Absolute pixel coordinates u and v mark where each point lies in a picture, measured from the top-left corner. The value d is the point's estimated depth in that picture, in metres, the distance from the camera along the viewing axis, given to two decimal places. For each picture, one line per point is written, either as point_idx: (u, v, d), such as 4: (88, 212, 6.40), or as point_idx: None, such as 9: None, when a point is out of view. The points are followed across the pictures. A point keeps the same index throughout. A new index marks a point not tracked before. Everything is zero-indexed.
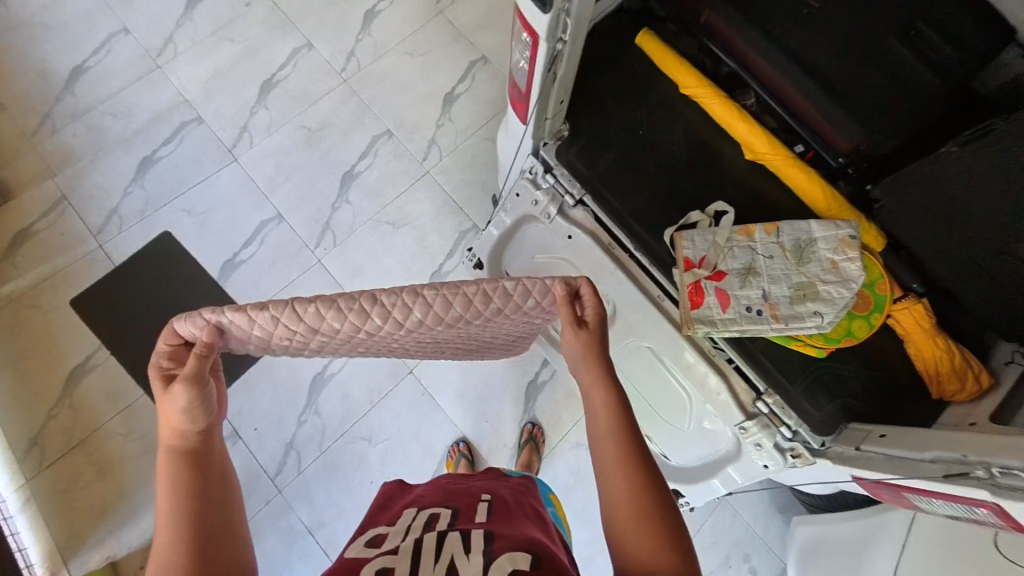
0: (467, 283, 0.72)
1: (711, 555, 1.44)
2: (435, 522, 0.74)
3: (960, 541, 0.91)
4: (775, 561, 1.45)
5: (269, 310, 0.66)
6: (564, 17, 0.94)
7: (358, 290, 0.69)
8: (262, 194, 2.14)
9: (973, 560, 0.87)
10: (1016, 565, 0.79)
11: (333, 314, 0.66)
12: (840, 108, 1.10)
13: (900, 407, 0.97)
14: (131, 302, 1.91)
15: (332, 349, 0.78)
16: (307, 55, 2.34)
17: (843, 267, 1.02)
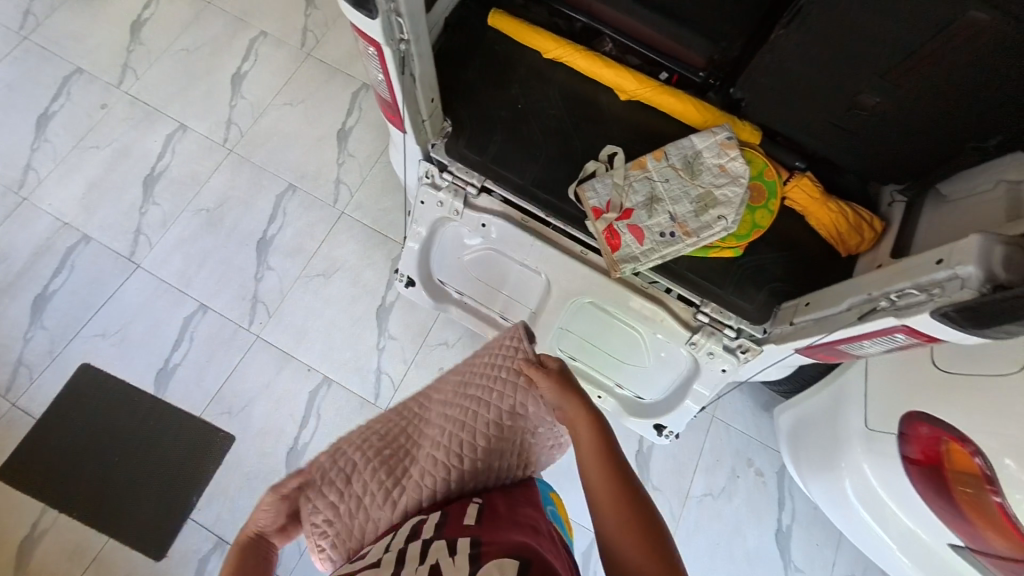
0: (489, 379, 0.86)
1: (718, 471, 1.52)
2: (422, 526, 0.69)
3: (909, 368, 1.08)
4: (774, 457, 1.55)
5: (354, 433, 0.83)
6: (395, 16, 0.87)
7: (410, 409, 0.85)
8: (178, 290, 2.03)
9: (920, 378, 1.05)
10: (951, 373, 0.99)
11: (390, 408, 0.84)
12: (685, 28, 1.15)
13: (821, 275, 1.10)
14: (67, 449, 1.82)
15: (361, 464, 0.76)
16: (184, 137, 2.24)
17: (730, 167, 1.11)
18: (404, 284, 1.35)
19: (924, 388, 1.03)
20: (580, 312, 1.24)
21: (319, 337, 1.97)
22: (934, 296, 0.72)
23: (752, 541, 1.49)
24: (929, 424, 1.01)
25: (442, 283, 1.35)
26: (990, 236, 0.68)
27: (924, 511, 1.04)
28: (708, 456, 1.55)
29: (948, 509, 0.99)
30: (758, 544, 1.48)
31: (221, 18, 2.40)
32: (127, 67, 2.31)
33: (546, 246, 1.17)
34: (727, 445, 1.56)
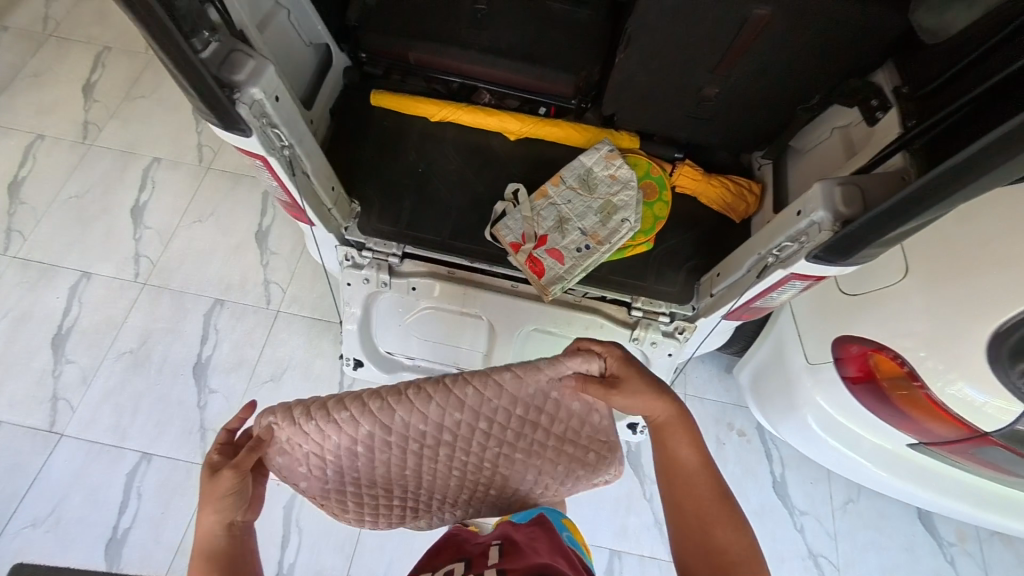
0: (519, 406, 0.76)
1: None
2: None
3: (828, 296, 1.28)
4: (749, 416, 1.64)
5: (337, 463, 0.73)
6: (274, 127, 0.85)
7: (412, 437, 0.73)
8: (114, 447, 1.85)
9: (834, 305, 1.26)
10: (856, 294, 1.22)
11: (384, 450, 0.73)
12: (546, 67, 1.26)
13: (724, 244, 1.24)
14: None
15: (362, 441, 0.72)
16: (89, 284, 2.11)
17: (619, 174, 1.22)
18: (352, 367, 1.34)
19: (840, 311, 1.24)
20: (528, 340, 1.27)
21: None
22: (803, 243, 0.82)
23: (755, 500, 1.53)
24: (857, 344, 1.20)
25: (391, 353, 1.33)
26: (828, 181, 0.78)
27: (865, 414, 1.26)
28: None
29: (886, 408, 1.22)
30: (761, 501, 1.53)
31: (108, 156, 2.35)
32: (11, 231, 2.18)
33: (481, 291, 1.21)
34: (706, 416, 1.63)
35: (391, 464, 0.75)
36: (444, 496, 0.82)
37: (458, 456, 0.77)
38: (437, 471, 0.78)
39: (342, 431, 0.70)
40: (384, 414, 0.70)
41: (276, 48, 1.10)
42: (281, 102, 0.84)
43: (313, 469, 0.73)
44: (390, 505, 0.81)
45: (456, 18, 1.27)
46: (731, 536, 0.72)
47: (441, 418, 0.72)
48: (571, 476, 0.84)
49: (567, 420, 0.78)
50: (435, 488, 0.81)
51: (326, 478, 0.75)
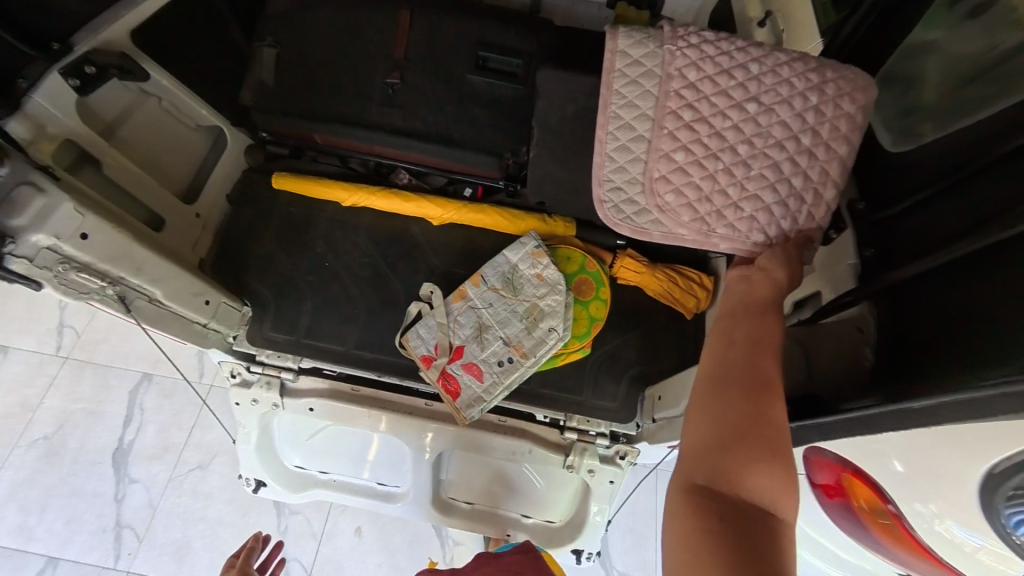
0: (714, 189, 0.66)
1: None
2: None
3: None
4: None
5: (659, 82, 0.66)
6: (82, 268, 0.71)
7: (662, 116, 0.66)
8: (18, 552, 1.65)
9: None
10: None
11: (660, 114, 0.67)
12: (466, 150, 1.13)
13: (674, 346, 1.08)
14: None
15: (671, 86, 0.65)
16: (5, 360, 1.90)
17: (547, 274, 1.07)
18: (253, 488, 1.15)
19: None
20: (453, 459, 1.10)
21: (207, 546, 1.64)
22: None
23: None
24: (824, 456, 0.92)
25: (302, 468, 1.15)
26: None
27: (829, 523, 1.05)
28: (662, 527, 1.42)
29: (858, 530, 0.98)
30: None
31: None
32: None
33: (387, 413, 1.02)
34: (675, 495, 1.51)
35: (707, 57, 0.65)
36: (661, 121, 0.66)
37: (720, 116, 0.65)
38: (644, 161, 0.69)
39: (682, 44, 0.65)
40: (703, 68, 0.65)
41: (146, 140, 1.04)
42: (91, 238, 0.71)
43: (673, 66, 0.65)
44: (648, 116, 0.67)
45: (366, 97, 1.14)
46: (776, 427, 0.53)
47: (812, 90, 0.63)
48: (671, 203, 0.68)
49: (800, 215, 0.66)
50: (666, 103, 0.66)
51: (637, 77, 0.67)
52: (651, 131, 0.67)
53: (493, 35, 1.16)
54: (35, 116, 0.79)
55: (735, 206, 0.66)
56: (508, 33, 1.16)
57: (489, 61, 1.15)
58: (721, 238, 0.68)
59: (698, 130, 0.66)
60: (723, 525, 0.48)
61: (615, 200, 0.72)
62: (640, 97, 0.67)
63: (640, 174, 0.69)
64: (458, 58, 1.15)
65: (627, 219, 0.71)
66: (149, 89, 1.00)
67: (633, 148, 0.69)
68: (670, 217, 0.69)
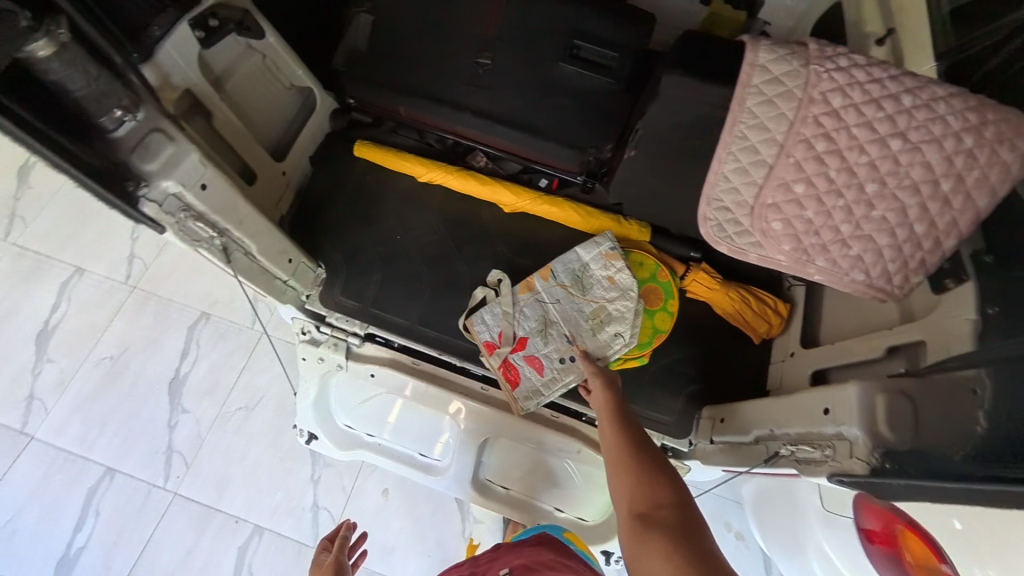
0: (824, 224, 0.63)
1: None
2: None
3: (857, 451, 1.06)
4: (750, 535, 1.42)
5: (796, 104, 0.62)
6: (196, 217, 0.74)
7: (791, 141, 0.62)
8: (80, 459, 1.80)
9: None
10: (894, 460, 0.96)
11: (790, 139, 0.62)
12: (549, 141, 1.11)
13: (733, 369, 1.06)
14: None
15: (807, 111, 0.61)
16: (79, 282, 2.03)
17: (618, 278, 1.07)
18: (305, 439, 1.17)
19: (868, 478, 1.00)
20: (496, 444, 1.13)
21: (245, 483, 1.75)
22: (826, 456, 0.62)
23: None
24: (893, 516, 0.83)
25: (350, 428, 1.17)
26: (867, 387, 0.59)
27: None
28: None
29: None
30: None
31: None
32: (14, 216, 2.11)
33: (444, 390, 1.08)
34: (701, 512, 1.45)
35: (856, 83, 0.60)
36: (789, 147, 0.62)
37: (857, 150, 0.61)
38: (756, 184, 0.66)
39: (828, 68, 0.61)
40: (848, 96, 0.60)
41: (244, 94, 1.03)
42: (209, 189, 0.73)
43: (814, 89, 0.61)
44: (776, 138, 0.63)
45: (456, 75, 1.13)
46: (646, 449, 0.71)
47: (968, 131, 0.58)
48: (776, 230, 0.66)
49: (918, 262, 0.62)
50: (801, 129, 0.62)
51: (773, 96, 0.63)
52: (775, 156, 0.64)
53: (590, 23, 1.12)
54: (162, 64, 0.81)
55: (840, 244, 0.64)
56: (607, 23, 1.12)
57: (582, 50, 1.12)
58: (819, 273, 0.66)
59: (829, 160, 0.61)
60: (654, 531, 0.59)
61: (719, 218, 0.70)
62: (774, 119, 0.63)
63: (748, 197, 0.66)
64: (552, 44, 1.12)
65: (727, 238, 0.70)
66: (257, 47, 1.00)
67: (752, 170, 0.65)
68: (772, 243, 0.67)
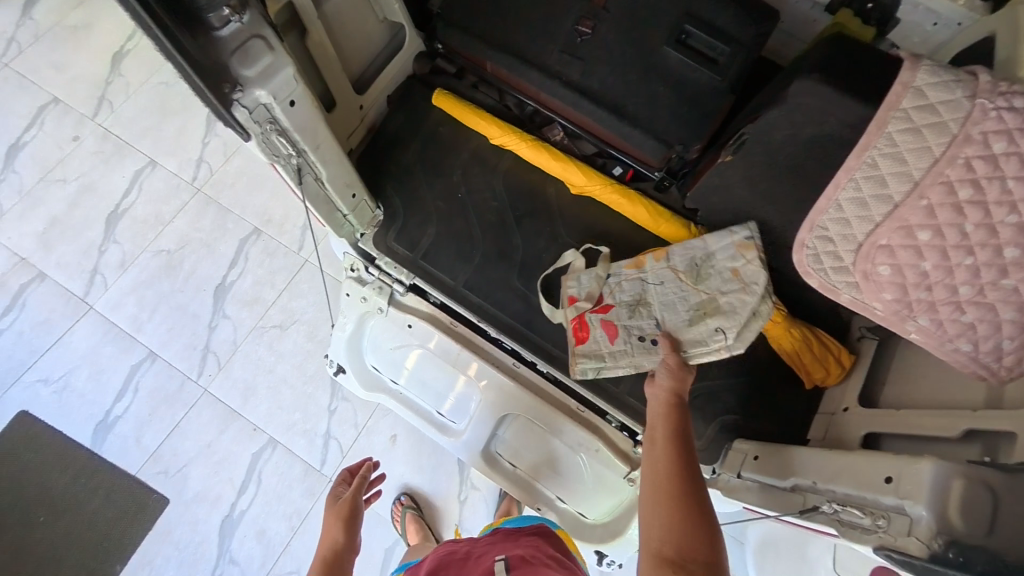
0: (944, 281, 0.56)
1: None
2: None
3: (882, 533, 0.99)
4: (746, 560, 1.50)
5: (947, 140, 0.53)
6: (280, 134, 0.74)
7: (931, 180, 0.54)
8: (129, 337, 1.95)
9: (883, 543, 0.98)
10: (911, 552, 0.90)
11: (931, 177, 0.54)
12: (635, 129, 1.02)
13: (773, 408, 1.03)
14: (16, 495, 1.82)
15: (959, 151, 0.52)
16: (152, 174, 2.13)
17: (744, 273, 0.98)
18: (333, 371, 1.20)
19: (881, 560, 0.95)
20: (513, 423, 1.13)
21: (268, 396, 1.85)
22: (873, 525, 0.58)
23: None
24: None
25: (376, 371, 1.19)
26: (943, 467, 0.54)
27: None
28: None
29: None
30: None
31: None
32: (103, 99, 2.22)
33: (475, 358, 1.09)
34: None
35: None
36: (924, 188, 0.54)
37: (1007, 207, 0.51)
38: (874, 220, 0.58)
39: (998, 104, 0.51)
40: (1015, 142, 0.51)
41: (340, 19, 1.00)
42: (297, 108, 0.73)
43: (972, 127, 0.52)
44: (912, 174, 0.55)
45: (551, 38, 1.06)
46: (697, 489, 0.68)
47: None
48: (882, 276, 0.59)
49: None
50: (945, 169, 0.53)
51: (921, 127, 0.54)
52: (904, 194, 0.56)
53: (706, 8, 1.02)
54: None
55: (954, 308, 0.56)
56: (726, 11, 1.01)
57: (690, 37, 1.02)
58: (917, 334, 0.59)
59: (973, 211, 0.53)
60: None
61: (818, 247, 0.63)
62: (915, 153, 0.55)
63: (860, 232, 0.60)
64: (661, 25, 1.03)
65: (822, 271, 0.64)
66: None
67: (873, 205, 0.58)
68: (873, 288, 0.60)
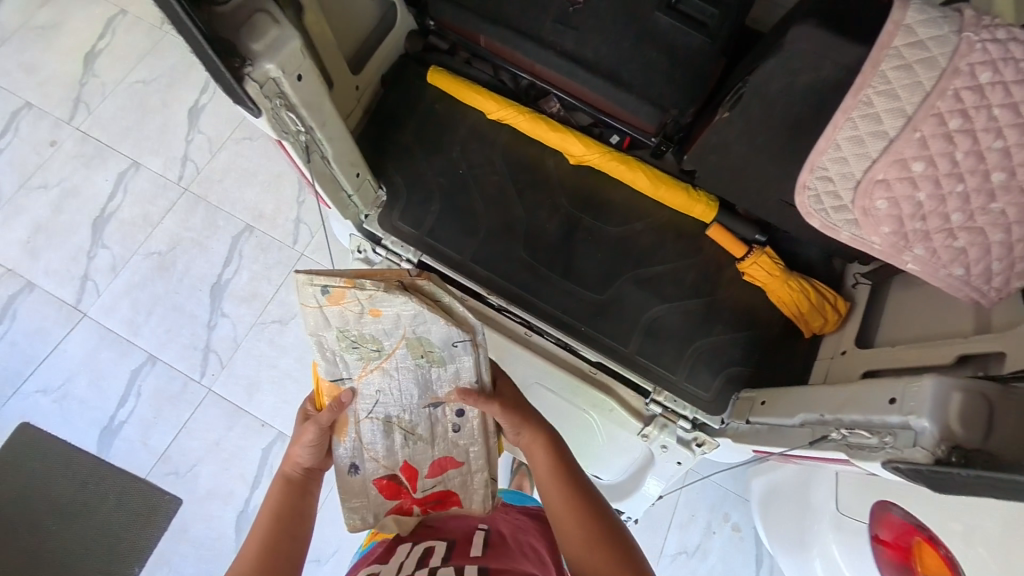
0: (938, 210, 0.60)
1: (693, 526, 1.57)
2: (431, 555, 0.80)
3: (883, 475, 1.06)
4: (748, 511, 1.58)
5: (934, 75, 0.55)
6: (288, 110, 0.74)
7: (924, 112, 0.56)
8: (126, 341, 1.92)
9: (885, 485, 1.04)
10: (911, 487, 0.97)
11: (923, 110, 0.56)
12: (630, 95, 1.04)
13: (775, 359, 1.07)
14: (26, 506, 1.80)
15: (947, 84, 0.55)
16: (136, 175, 2.09)
17: (379, 307, 0.75)
18: None
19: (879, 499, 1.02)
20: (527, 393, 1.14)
21: (273, 391, 1.86)
22: (884, 444, 0.62)
23: None
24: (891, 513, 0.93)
25: None
26: (944, 382, 0.59)
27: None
28: (683, 511, 1.58)
29: None
30: None
31: (180, 48, 2.22)
32: (79, 101, 2.16)
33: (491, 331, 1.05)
34: (702, 499, 1.59)
35: (1010, 58, 0.54)
36: (917, 121, 0.57)
37: (992, 134, 0.56)
38: (872, 156, 0.60)
39: (983, 36, 0.54)
40: (997, 72, 0.54)
41: None
42: (303, 82, 0.72)
43: (960, 60, 0.54)
44: (907, 108, 0.57)
45: (542, 9, 1.07)
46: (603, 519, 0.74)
47: None
48: (880, 210, 0.62)
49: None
50: (936, 102, 0.56)
51: (914, 61, 0.55)
52: (900, 129, 0.58)
53: None
54: None
55: (947, 235, 0.61)
56: None
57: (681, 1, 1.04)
58: (915, 264, 0.63)
59: (963, 140, 0.56)
60: None
61: (819, 188, 0.65)
62: (907, 88, 0.56)
63: (859, 170, 0.61)
64: None
65: (822, 212, 0.66)
66: None
67: (868, 142, 0.60)
68: (871, 223, 0.63)
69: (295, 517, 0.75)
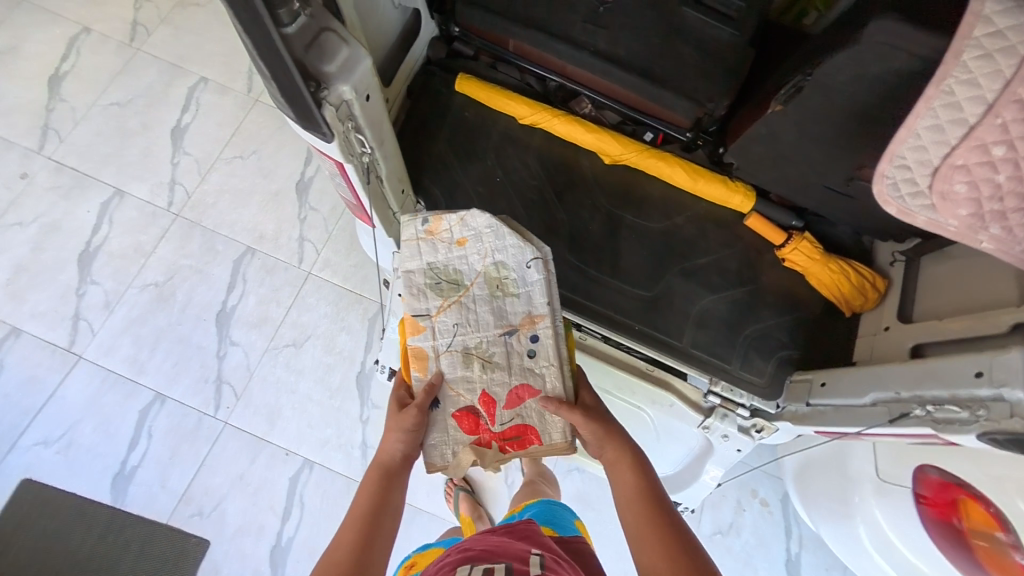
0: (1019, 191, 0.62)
1: (727, 505, 1.61)
2: None
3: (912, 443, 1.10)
4: (778, 485, 1.63)
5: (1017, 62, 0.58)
6: (355, 130, 0.71)
7: (1006, 99, 0.59)
8: (130, 380, 1.82)
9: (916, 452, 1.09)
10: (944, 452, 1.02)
11: (1005, 96, 0.59)
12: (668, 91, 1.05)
13: (823, 338, 1.10)
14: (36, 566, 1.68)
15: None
16: (120, 204, 1.96)
17: (464, 236, 0.85)
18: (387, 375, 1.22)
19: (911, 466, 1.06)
20: None
21: (295, 416, 1.80)
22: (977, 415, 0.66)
23: (765, 571, 1.56)
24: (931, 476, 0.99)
25: None
26: None
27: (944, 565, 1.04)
28: (716, 492, 1.62)
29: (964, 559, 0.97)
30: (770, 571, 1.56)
31: (154, 66, 2.10)
32: (48, 129, 2.01)
33: None
34: (732, 479, 1.63)
35: None
36: (998, 108, 0.60)
37: None
38: (950, 143, 0.64)
39: None
40: None
41: None
42: (371, 101, 0.70)
43: None
44: (987, 97, 0.60)
45: (573, 10, 1.06)
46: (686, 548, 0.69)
47: None
48: (959, 193, 0.66)
49: None
50: (1018, 89, 0.58)
51: (994, 51, 0.58)
52: (979, 116, 0.61)
53: None
54: None
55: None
56: None
57: None
58: (991, 243, 0.67)
59: None
60: None
61: (897, 176, 0.69)
62: (988, 76, 0.59)
63: (938, 157, 0.65)
64: None
65: (899, 199, 0.70)
66: None
67: (948, 129, 0.63)
68: (949, 207, 0.67)
69: (387, 514, 0.75)
